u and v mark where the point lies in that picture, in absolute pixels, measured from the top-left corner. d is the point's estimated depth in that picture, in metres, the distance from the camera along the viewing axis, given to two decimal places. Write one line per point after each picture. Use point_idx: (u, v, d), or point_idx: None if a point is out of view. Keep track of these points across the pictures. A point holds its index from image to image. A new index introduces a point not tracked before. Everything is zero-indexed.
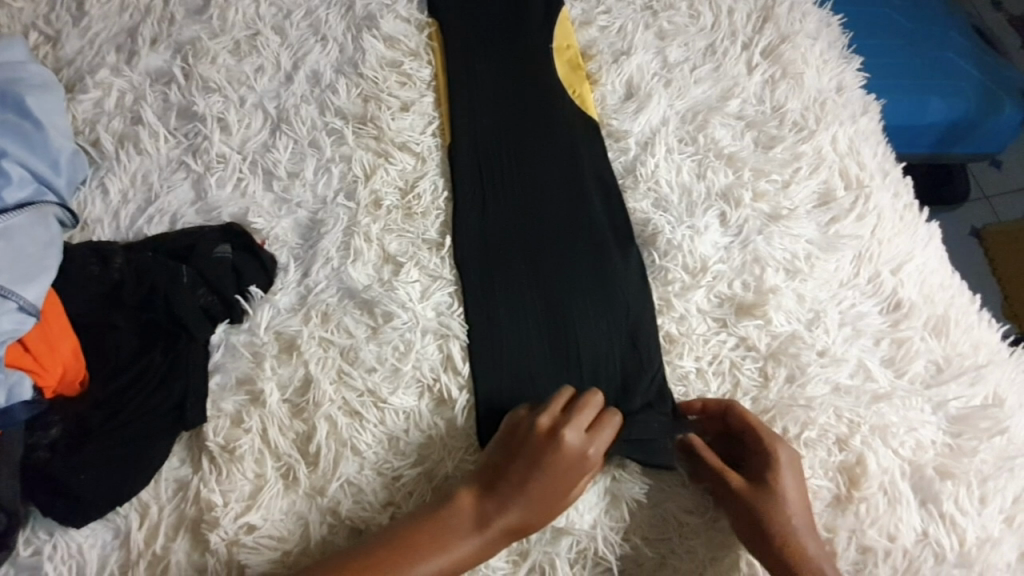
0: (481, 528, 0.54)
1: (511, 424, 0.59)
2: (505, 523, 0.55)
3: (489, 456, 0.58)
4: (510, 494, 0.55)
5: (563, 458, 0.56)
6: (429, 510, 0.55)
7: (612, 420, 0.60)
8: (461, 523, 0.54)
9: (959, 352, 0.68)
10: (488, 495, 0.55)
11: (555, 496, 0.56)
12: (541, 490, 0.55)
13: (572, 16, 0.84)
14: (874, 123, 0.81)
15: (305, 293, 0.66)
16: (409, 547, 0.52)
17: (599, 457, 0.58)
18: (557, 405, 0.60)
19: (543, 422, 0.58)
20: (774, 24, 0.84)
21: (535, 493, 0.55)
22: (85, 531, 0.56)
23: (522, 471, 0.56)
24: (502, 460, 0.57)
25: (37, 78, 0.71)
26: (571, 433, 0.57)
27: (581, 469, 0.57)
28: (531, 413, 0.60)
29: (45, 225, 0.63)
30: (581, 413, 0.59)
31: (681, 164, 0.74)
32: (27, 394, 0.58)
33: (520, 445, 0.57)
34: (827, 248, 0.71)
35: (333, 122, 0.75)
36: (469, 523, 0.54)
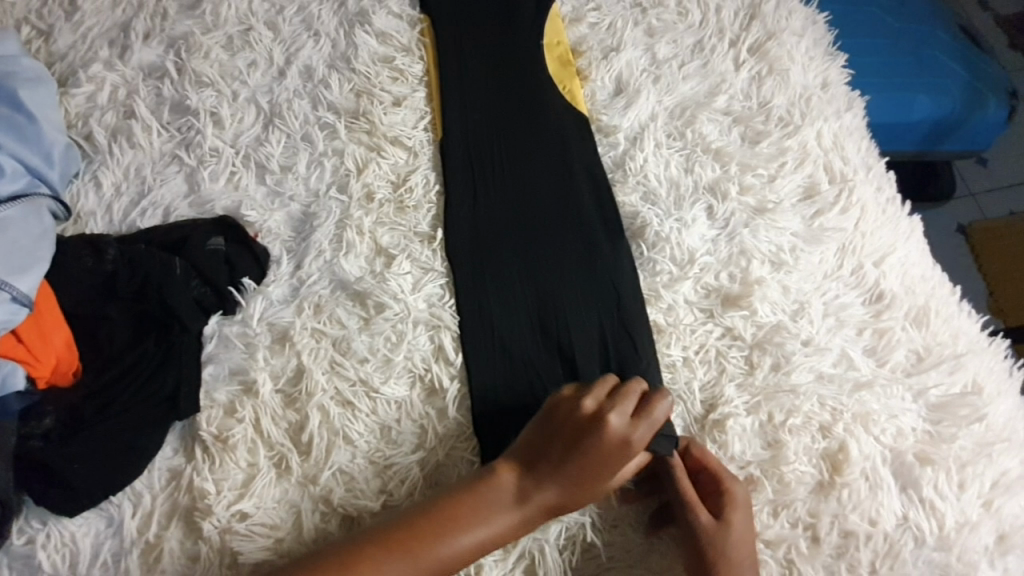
0: (520, 505, 0.55)
1: (553, 404, 0.60)
2: (544, 500, 0.55)
3: (529, 434, 0.58)
4: (552, 473, 0.56)
5: (608, 441, 0.56)
6: (465, 486, 0.56)
7: (658, 405, 0.59)
8: (501, 498, 0.55)
9: (940, 342, 0.69)
10: (529, 472, 0.56)
11: (594, 479, 0.56)
12: (582, 472, 0.56)
13: (563, 13, 0.85)
14: (858, 119, 0.82)
15: (298, 285, 0.67)
16: (442, 523, 0.53)
17: (642, 442, 0.58)
18: (603, 389, 0.60)
19: (588, 404, 0.58)
20: (761, 22, 0.85)
21: (576, 475, 0.56)
22: (78, 520, 0.57)
23: (562, 451, 0.56)
24: (545, 438, 0.57)
25: (29, 71, 0.71)
26: (615, 417, 0.57)
27: (623, 454, 0.57)
28: (576, 394, 0.60)
29: (38, 217, 0.64)
30: (628, 397, 0.59)
31: (669, 159, 0.75)
32: (20, 383, 0.58)
33: (563, 425, 0.57)
34: (811, 241, 0.72)
35: (326, 117, 0.75)
36: (507, 499, 0.55)
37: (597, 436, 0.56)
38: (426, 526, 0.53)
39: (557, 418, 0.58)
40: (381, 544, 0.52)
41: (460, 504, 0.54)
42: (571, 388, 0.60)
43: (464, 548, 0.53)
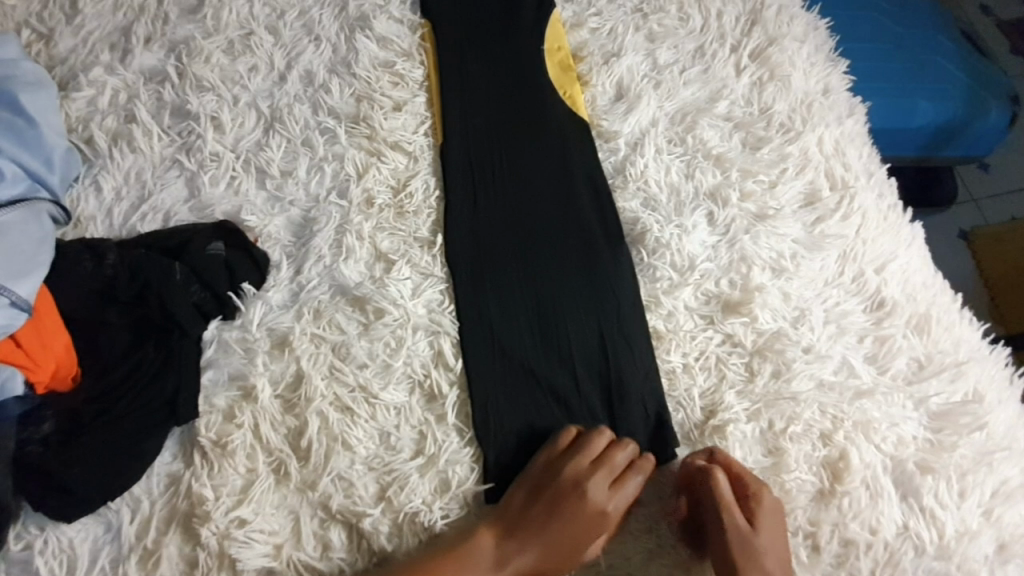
0: (499, 567, 0.56)
1: (535, 468, 0.61)
2: (521, 564, 0.56)
3: (512, 496, 0.59)
4: (530, 539, 0.57)
5: (587, 508, 0.58)
6: (446, 551, 0.56)
7: (638, 474, 0.60)
8: (479, 563, 0.56)
9: (941, 349, 0.69)
10: (507, 538, 0.57)
11: (571, 547, 0.57)
12: (560, 541, 0.57)
13: (564, 18, 0.85)
14: (860, 125, 0.82)
15: (298, 290, 0.67)
16: None
17: (619, 512, 0.59)
18: (585, 455, 0.60)
19: (568, 472, 0.59)
20: (762, 27, 0.85)
21: (554, 542, 0.57)
22: (77, 525, 0.57)
23: (542, 517, 0.58)
24: (526, 502, 0.59)
25: (30, 75, 0.71)
26: (594, 486, 0.59)
27: (599, 523, 0.58)
28: (557, 460, 0.61)
29: (38, 222, 0.64)
30: (608, 462, 0.60)
31: (670, 165, 0.75)
32: (19, 389, 0.59)
33: (540, 490, 0.59)
34: (812, 248, 0.72)
35: (327, 122, 0.75)
36: (486, 565, 0.56)
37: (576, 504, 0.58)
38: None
39: (538, 482, 0.60)
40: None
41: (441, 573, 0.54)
42: (553, 453, 0.61)
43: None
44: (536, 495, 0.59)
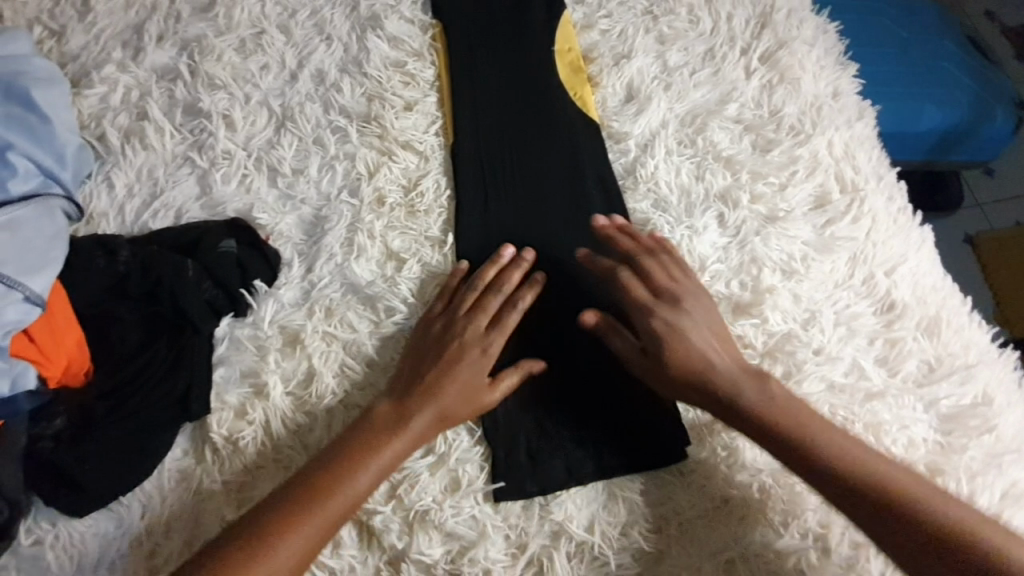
0: (404, 428, 0.58)
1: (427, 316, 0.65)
2: (425, 417, 0.59)
3: (398, 376, 0.61)
4: (430, 369, 0.61)
5: (478, 366, 0.62)
6: (353, 428, 0.58)
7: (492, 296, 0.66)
8: (381, 430, 0.57)
9: (951, 352, 0.69)
10: (412, 392, 0.60)
11: (471, 369, 0.62)
12: (451, 358, 0.62)
13: (574, 20, 0.85)
14: (869, 128, 0.82)
15: (309, 288, 0.67)
16: (333, 473, 0.55)
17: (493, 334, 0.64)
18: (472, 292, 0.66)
19: (461, 309, 0.65)
20: (772, 30, 0.85)
21: (450, 381, 0.60)
22: (88, 521, 0.57)
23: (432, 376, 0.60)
24: (422, 352, 0.63)
25: (42, 72, 0.71)
26: (483, 321, 0.64)
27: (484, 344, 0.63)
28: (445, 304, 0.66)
29: (51, 217, 0.64)
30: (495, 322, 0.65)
31: (680, 166, 0.75)
32: (31, 382, 0.58)
33: (431, 348, 0.62)
34: (822, 250, 0.72)
35: (338, 121, 0.76)
36: (390, 422, 0.58)
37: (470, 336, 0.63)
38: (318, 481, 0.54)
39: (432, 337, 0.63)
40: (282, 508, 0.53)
41: (347, 452, 0.56)
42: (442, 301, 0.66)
43: (358, 493, 0.55)
44: (427, 355, 0.62)
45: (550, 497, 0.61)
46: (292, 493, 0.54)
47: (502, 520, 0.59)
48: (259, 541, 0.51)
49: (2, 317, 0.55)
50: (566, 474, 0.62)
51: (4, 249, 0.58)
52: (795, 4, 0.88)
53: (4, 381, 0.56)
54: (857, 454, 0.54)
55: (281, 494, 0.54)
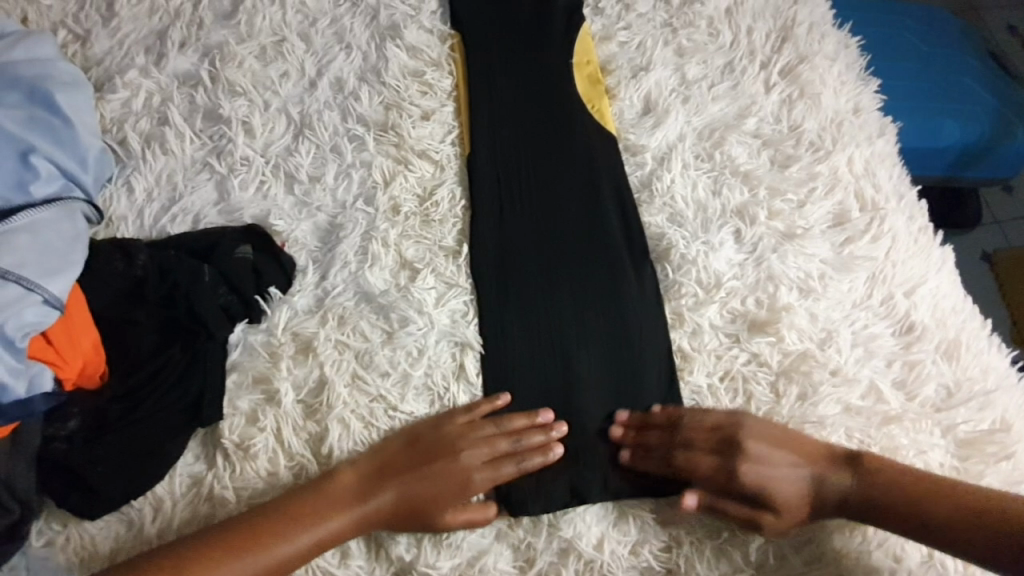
0: (356, 503, 0.57)
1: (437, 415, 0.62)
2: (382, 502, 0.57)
3: (384, 449, 0.60)
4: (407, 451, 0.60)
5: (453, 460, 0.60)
6: (310, 485, 0.57)
7: (513, 422, 0.62)
8: (335, 502, 0.56)
9: (970, 376, 0.68)
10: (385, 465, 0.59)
11: (448, 486, 0.59)
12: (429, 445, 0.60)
13: (592, 32, 0.85)
14: (890, 145, 0.81)
15: (322, 296, 0.67)
16: (271, 531, 0.54)
17: (494, 462, 0.61)
18: (488, 407, 0.63)
19: (467, 419, 0.62)
20: (793, 45, 0.84)
21: (421, 480, 0.59)
22: (99, 523, 0.57)
23: (412, 464, 0.59)
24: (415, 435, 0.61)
25: (67, 75, 0.71)
26: (485, 432, 0.61)
27: (473, 467, 0.60)
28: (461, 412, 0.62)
29: (71, 220, 0.64)
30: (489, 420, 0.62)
31: (696, 181, 0.75)
32: (48, 385, 0.58)
33: (425, 439, 0.60)
34: (841, 269, 0.71)
35: (355, 129, 0.76)
36: (347, 496, 0.57)
37: (463, 447, 0.60)
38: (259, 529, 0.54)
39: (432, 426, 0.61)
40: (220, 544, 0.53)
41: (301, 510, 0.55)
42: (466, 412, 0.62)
43: (284, 557, 0.54)
44: (412, 445, 0.60)
45: (559, 513, 0.60)
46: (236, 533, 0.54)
47: (510, 535, 0.59)
48: (194, 560, 0.52)
49: (21, 319, 0.55)
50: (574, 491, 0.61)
51: (25, 251, 0.59)
52: (816, 19, 0.88)
53: (21, 382, 0.56)
54: (896, 480, 0.57)
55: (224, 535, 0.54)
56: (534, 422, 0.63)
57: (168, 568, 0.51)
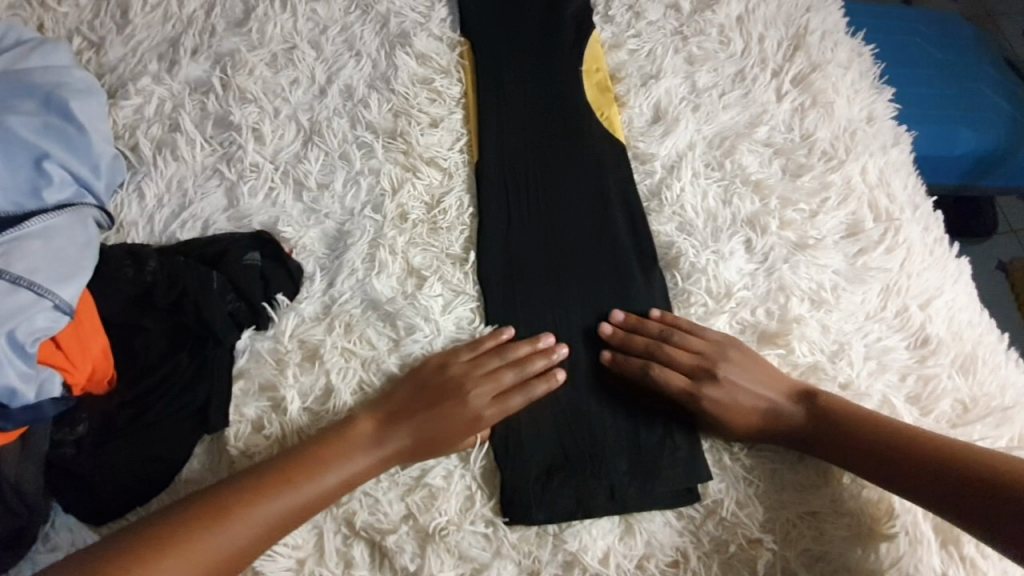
0: (379, 446, 0.58)
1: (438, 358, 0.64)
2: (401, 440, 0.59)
3: (394, 394, 0.62)
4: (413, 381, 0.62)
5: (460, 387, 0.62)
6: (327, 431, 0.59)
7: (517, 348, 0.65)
8: (357, 442, 0.58)
9: (987, 392, 0.66)
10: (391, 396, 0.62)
11: (463, 415, 0.61)
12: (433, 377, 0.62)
13: (602, 39, 0.85)
14: (904, 155, 0.80)
15: (329, 303, 0.67)
16: (303, 471, 0.55)
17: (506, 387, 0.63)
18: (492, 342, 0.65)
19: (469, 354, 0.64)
20: (805, 53, 0.84)
21: (439, 415, 0.60)
22: (105, 530, 0.58)
23: (423, 404, 0.61)
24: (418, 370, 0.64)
25: (81, 82, 0.72)
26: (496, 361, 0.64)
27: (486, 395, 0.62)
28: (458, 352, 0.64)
29: (83, 226, 0.65)
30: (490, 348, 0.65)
31: (706, 190, 0.74)
32: (56, 390, 0.58)
33: (431, 380, 0.62)
34: (854, 280, 0.70)
35: (364, 136, 0.76)
36: (366, 438, 0.58)
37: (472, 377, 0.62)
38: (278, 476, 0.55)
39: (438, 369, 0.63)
40: (235, 498, 0.53)
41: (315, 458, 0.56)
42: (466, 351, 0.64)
43: (320, 497, 0.55)
44: (421, 388, 0.62)
45: (564, 526, 0.59)
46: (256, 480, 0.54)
47: (515, 546, 0.58)
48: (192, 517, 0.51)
49: (32, 324, 0.56)
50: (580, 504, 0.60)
51: (37, 257, 0.59)
52: (829, 27, 0.87)
53: (30, 387, 0.56)
54: (895, 429, 0.58)
55: (243, 482, 0.54)
56: (535, 348, 0.65)
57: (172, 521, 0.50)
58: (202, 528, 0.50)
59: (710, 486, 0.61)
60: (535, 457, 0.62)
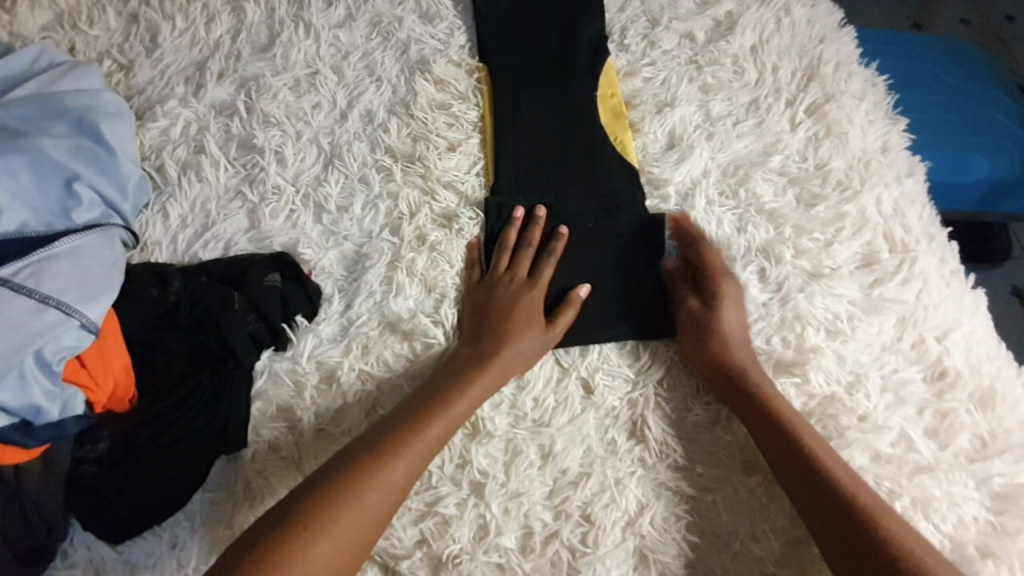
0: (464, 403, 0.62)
1: (501, 326, 0.68)
2: (474, 397, 0.63)
3: (468, 359, 0.66)
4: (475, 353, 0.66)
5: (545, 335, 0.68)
6: (416, 409, 0.61)
7: (543, 275, 0.72)
8: (449, 414, 0.61)
9: (1006, 427, 0.66)
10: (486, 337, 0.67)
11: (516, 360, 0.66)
12: (498, 333, 0.67)
13: (617, 66, 0.85)
14: (919, 185, 0.80)
15: (347, 325, 0.69)
16: (398, 442, 0.58)
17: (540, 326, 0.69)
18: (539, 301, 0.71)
19: (534, 324, 0.68)
20: (819, 83, 0.85)
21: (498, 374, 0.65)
22: (121, 547, 0.59)
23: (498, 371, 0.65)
24: (479, 308, 0.70)
25: (111, 105, 0.74)
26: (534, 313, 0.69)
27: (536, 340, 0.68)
28: (522, 324, 0.68)
29: (110, 246, 0.66)
30: (568, 309, 0.70)
31: (722, 218, 0.75)
32: (80, 407, 0.59)
33: (494, 345, 0.66)
34: (870, 311, 0.70)
35: (383, 160, 0.77)
36: (442, 402, 0.61)
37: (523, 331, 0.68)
38: (391, 443, 0.58)
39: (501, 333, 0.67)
40: (348, 476, 0.55)
41: (438, 403, 0.62)
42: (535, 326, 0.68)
43: (422, 454, 0.58)
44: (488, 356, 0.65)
45: (578, 556, 0.60)
46: (384, 443, 0.58)
47: None
48: (313, 511, 0.52)
49: (59, 343, 0.57)
50: (592, 532, 0.61)
51: (65, 276, 0.60)
52: (843, 57, 0.88)
53: (54, 405, 0.57)
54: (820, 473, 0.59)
55: (357, 457, 0.56)
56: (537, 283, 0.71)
57: (308, 528, 0.51)
58: (314, 527, 0.51)
59: (721, 518, 0.62)
60: (548, 486, 0.63)
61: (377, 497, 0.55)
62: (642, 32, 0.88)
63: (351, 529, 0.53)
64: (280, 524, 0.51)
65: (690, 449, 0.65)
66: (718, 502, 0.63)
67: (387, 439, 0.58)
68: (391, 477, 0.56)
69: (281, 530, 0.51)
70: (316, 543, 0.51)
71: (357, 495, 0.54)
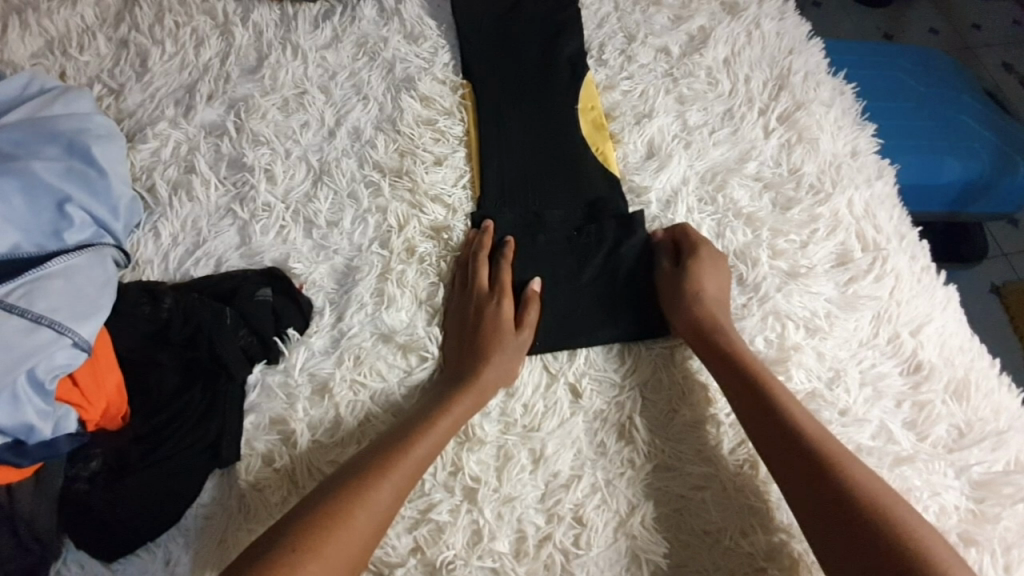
0: (444, 421, 0.62)
1: (478, 342, 0.68)
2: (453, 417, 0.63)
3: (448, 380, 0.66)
4: (455, 373, 0.67)
5: (518, 342, 0.69)
6: (399, 433, 0.61)
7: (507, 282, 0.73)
8: (430, 436, 0.61)
9: (981, 417, 0.69)
10: (466, 358, 0.67)
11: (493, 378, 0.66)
12: (479, 350, 0.67)
13: (597, 80, 0.89)
14: (889, 186, 0.83)
15: (338, 337, 0.70)
16: (382, 466, 0.58)
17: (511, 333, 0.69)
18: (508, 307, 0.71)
19: (505, 331, 0.69)
20: (789, 92, 0.88)
21: (478, 391, 0.65)
22: (115, 566, 0.59)
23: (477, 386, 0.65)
24: (456, 329, 0.70)
25: (102, 128, 0.76)
26: (507, 323, 0.70)
27: (510, 349, 0.68)
28: (493, 335, 0.68)
29: (102, 265, 0.67)
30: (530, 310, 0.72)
31: (701, 224, 0.78)
32: (72, 425, 0.60)
33: (468, 363, 0.67)
34: (846, 308, 0.73)
35: (371, 175, 0.79)
36: (422, 423, 0.62)
37: (497, 344, 0.68)
38: (376, 465, 0.58)
39: (478, 350, 0.67)
40: (334, 499, 0.55)
41: (419, 425, 0.62)
42: (507, 334, 0.69)
43: (407, 475, 0.58)
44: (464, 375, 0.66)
45: (571, 558, 0.61)
46: (367, 466, 0.58)
47: None
48: (302, 533, 0.52)
49: (51, 362, 0.58)
50: (585, 533, 0.62)
51: (58, 295, 0.61)
52: (811, 67, 0.92)
53: (47, 423, 0.58)
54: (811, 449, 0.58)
55: (342, 480, 0.57)
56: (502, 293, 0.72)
57: (297, 548, 0.50)
58: (303, 549, 0.50)
59: (711, 515, 0.63)
60: (540, 489, 0.64)
61: (364, 517, 0.54)
62: (619, 47, 0.91)
63: (340, 550, 0.52)
64: (269, 548, 0.50)
65: (677, 448, 0.66)
66: (708, 500, 0.64)
67: (371, 461, 0.58)
68: (379, 497, 0.56)
69: (271, 551, 0.50)
70: (306, 563, 0.50)
71: (346, 517, 0.54)
